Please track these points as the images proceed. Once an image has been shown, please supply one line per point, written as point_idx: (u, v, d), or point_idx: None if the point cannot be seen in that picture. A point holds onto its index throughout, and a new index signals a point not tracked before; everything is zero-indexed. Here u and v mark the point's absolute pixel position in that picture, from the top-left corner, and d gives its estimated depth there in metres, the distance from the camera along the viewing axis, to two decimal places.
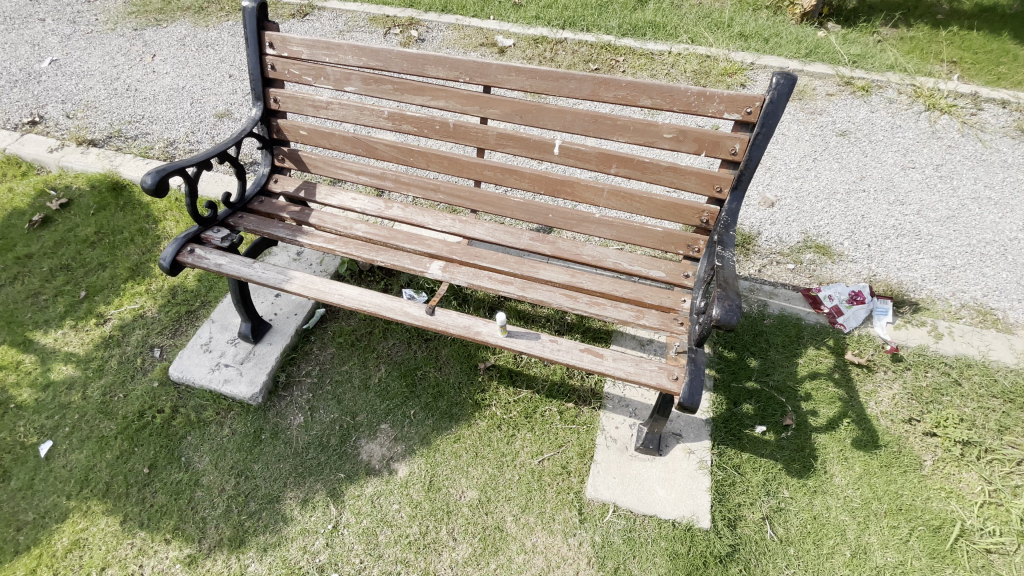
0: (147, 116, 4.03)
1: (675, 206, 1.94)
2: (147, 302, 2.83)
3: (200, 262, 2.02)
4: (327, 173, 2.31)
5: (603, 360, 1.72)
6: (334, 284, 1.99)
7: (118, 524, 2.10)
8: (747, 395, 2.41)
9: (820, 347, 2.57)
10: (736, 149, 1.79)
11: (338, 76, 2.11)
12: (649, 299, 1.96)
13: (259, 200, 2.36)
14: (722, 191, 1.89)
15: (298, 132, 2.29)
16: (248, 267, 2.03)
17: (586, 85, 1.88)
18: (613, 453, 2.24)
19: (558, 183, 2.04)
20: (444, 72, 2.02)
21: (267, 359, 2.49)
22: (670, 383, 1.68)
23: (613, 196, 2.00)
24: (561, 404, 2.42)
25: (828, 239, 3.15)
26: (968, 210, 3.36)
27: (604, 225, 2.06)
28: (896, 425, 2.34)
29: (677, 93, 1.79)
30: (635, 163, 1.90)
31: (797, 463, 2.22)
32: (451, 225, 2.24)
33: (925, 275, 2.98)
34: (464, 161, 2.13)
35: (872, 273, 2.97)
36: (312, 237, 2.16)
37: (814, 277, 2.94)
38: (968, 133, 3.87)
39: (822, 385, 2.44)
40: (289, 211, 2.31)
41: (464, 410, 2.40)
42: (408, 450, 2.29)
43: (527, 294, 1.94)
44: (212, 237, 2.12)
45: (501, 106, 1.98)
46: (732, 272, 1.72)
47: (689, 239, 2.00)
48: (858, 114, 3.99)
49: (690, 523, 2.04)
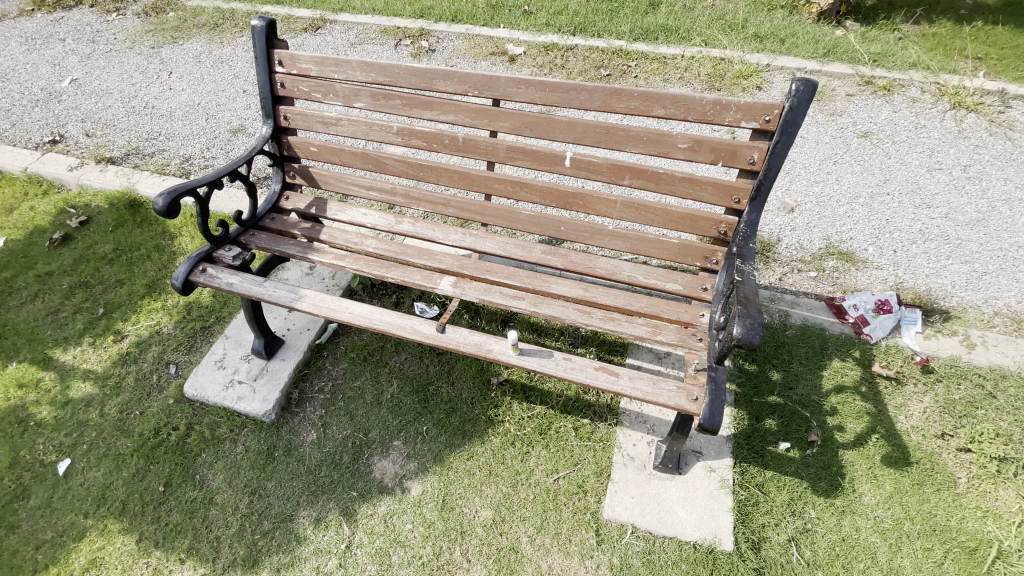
0: (163, 132, 4.10)
1: (691, 217, 1.88)
2: (163, 318, 2.86)
3: (212, 282, 2.01)
4: (338, 189, 2.30)
5: (619, 379, 1.66)
6: (345, 301, 1.96)
7: (134, 543, 2.11)
8: (770, 410, 2.33)
9: (846, 358, 2.47)
10: (755, 158, 1.73)
11: (347, 92, 2.10)
12: (666, 313, 1.88)
13: (271, 217, 2.35)
14: (740, 202, 1.81)
15: (308, 149, 2.28)
16: (258, 286, 2.01)
17: (597, 96, 1.83)
18: (631, 472, 2.17)
19: (569, 196, 2.00)
20: (452, 86, 1.98)
21: (280, 375, 2.48)
22: (689, 404, 1.60)
23: (627, 207, 1.94)
24: (577, 420, 2.36)
25: (851, 245, 3.02)
26: (999, 212, 3.22)
27: (618, 238, 2.00)
28: (927, 441, 2.25)
29: (692, 102, 1.72)
30: (649, 174, 1.85)
31: (824, 481, 2.13)
32: (461, 239, 2.19)
33: (956, 281, 2.84)
34: (474, 174, 2.09)
35: (898, 280, 2.83)
36: (322, 254, 2.14)
37: (837, 284, 2.82)
38: (996, 131, 3.73)
39: (848, 399, 2.35)
40: (301, 228, 2.30)
41: (477, 426, 2.37)
42: (421, 468, 2.25)
43: (539, 310, 1.90)
44: (224, 255, 2.11)
45: (511, 119, 1.95)
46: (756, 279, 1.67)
47: (707, 251, 1.93)
48: (880, 114, 3.87)
49: (712, 546, 1.95)
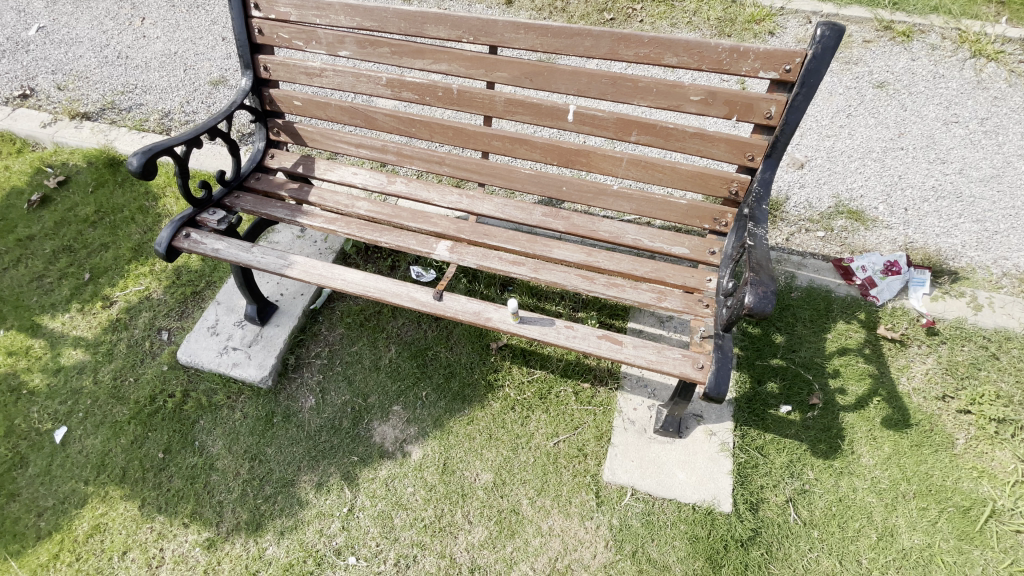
0: (139, 85, 3.86)
1: (701, 176, 1.78)
2: (152, 283, 2.78)
3: (196, 248, 1.92)
4: (325, 147, 2.17)
5: (623, 348, 1.61)
6: (337, 268, 1.87)
7: (136, 508, 2.12)
8: (772, 372, 2.30)
9: (851, 321, 2.43)
10: (772, 112, 1.61)
11: (331, 40, 1.93)
12: (671, 279, 1.81)
13: (256, 177, 2.22)
14: (754, 159, 1.70)
15: (291, 103, 2.12)
16: (245, 252, 1.91)
17: (603, 43, 1.68)
18: (631, 436, 2.16)
19: (572, 153, 1.88)
20: (445, 32, 1.81)
21: (275, 341, 2.43)
22: (694, 372, 1.56)
23: (633, 165, 1.83)
24: (577, 384, 2.34)
25: (862, 203, 2.92)
26: (1014, 168, 3.11)
27: (624, 198, 1.90)
28: (928, 403, 2.24)
29: (707, 49, 1.58)
30: (658, 129, 1.73)
31: (824, 443, 2.13)
32: (458, 201, 2.07)
33: (966, 240, 2.76)
34: (470, 131, 1.95)
35: (908, 240, 2.75)
36: (312, 217, 2.04)
37: (846, 245, 2.73)
38: (1018, 81, 3.55)
39: (851, 361, 2.33)
40: (288, 189, 2.18)
41: (476, 391, 2.34)
42: (421, 432, 2.25)
43: (540, 276, 1.83)
44: (208, 219, 2.01)
45: (509, 69, 1.80)
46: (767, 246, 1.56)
47: (716, 212, 1.83)
48: (897, 62, 3.67)
49: (711, 507, 1.97)
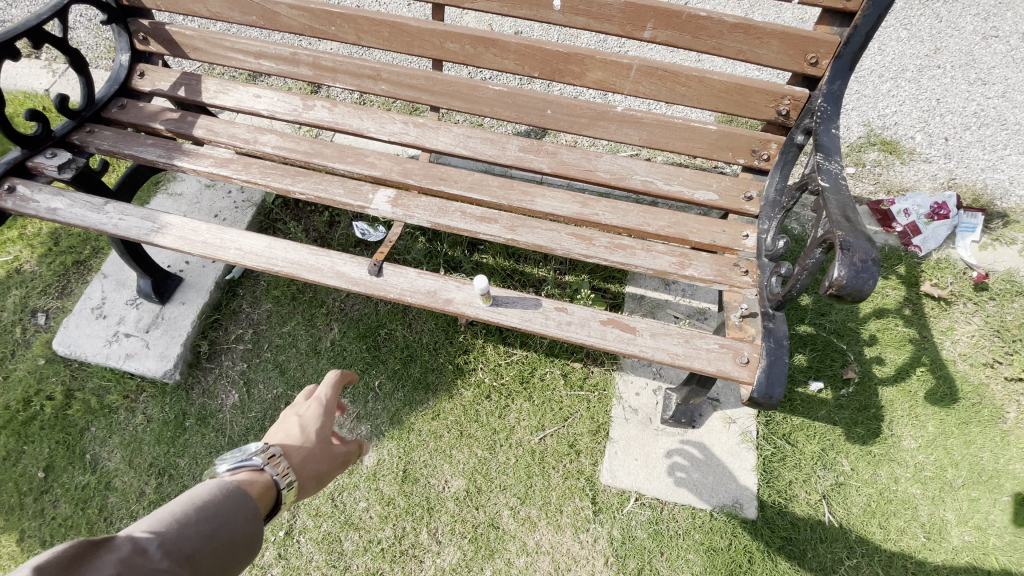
0: None
1: (740, 89, 1.27)
2: (21, 252, 2.16)
3: (24, 207, 1.34)
4: (214, 59, 1.56)
5: (633, 338, 1.16)
6: (229, 232, 1.33)
7: (9, 546, 1.65)
8: (799, 343, 1.92)
9: (888, 276, 2.04)
10: None
11: None
12: (696, 235, 1.33)
13: (121, 104, 1.60)
14: (816, 63, 1.21)
15: None
16: (94, 211, 1.35)
17: None
18: (633, 428, 1.77)
19: (559, 59, 1.33)
20: None
21: (180, 324, 1.90)
22: (737, 370, 1.12)
23: (644, 76, 1.31)
24: (566, 365, 1.91)
25: (895, 132, 2.45)
26: None
27: (630, 124, 1.38)
28: (976, 371, 1.90)
29: None
30: (683, 19, 1.20)
31: (861, 426, 1.79)
32: (402, 131, 1.49)
33: (1014, 176, 2.36)
34: (415, 28, 1.38)
35: (950, 176, 2.32)
36: (197, 159, 1.47)
37: (880, 183, 2.29)
38: None
39: (890, 325, 1.96)
40: (167, 120, 1.58)
41: (442, 377, 1.89)
42: (375, 432, 1.80)
43: (517, 236, 1.33)
44: (44, 164, 1.42)
45: None
46: (847, 206, 1.02)
47: (756, 141, 1.34)
48: None
49: (732, 514, 1.62)
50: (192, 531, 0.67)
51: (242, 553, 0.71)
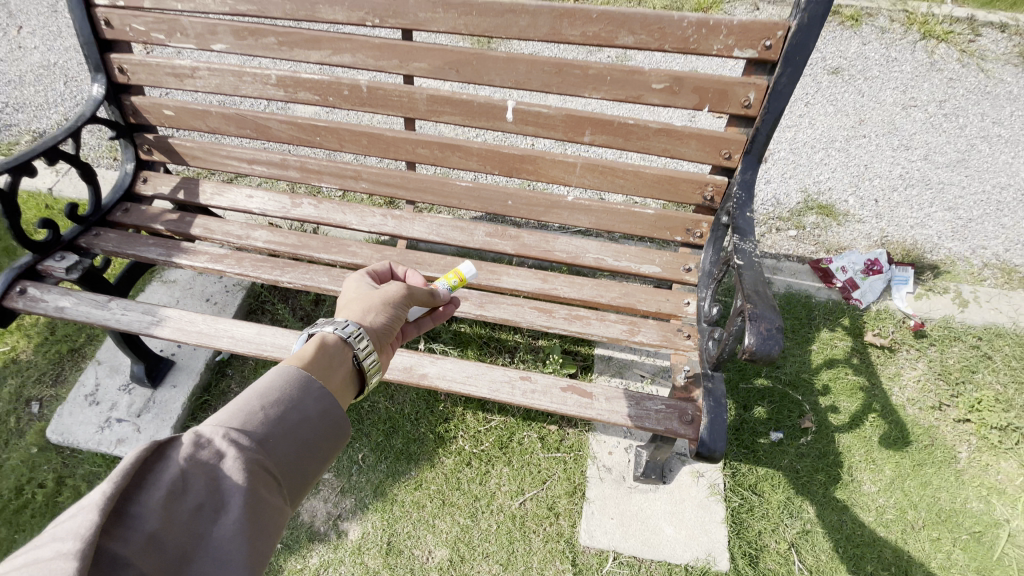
0: (7, 101, 3.27)
1: (670, 180, 1.47)
2: (18, 342, 2.25)
3: (35, 307, 1.46)
4: (210, 165, 1.74)
5: (592, 402, 1.31)
6: (223, 321, 1.47)
7: None
8: (759, 396, 2.04)
9: (835, 328, 2.20)
10: (751, 98, 1.30)
11: (199, 30, 1.49)
12: (644, 305, 1.51)
13: (124, 209, 1.77)
14: (731, 157, 1.41)
15: (160, 113, 1.67)
16: (100, 308, 1.49)
17: (541, 21, 1.33)
18: (608, 487, 1.85)
19: (516, 159, 1.54)
20: (343, 14, 1.41)
21: (171, 407, 1.98)
22: (682, 427, 1.26)
23: (588, 171, 1.52)
24: (543, 428, 2.01)
25: (831, 196, 2.72)
26: (980, 150, 2.94)
27: (580, 211, 1.58)
28: (925, 414, 2.02)
29: (669, 23, 1.27)
30: (615, 126, 1.41)
31: (822, 473, 1.88)
32: (381, 223, 1.68)
33: (941, 231, 2.56)
34: (390, 137, 1.59)
35: (883, 234, 2.55)
36: (194, 255, 1.63)
37: (820, 243, 2.52)
38: (968, 62, 3.49)
39: (841, 374, 2.10)
40: (166, 220, 1.74)
41: (424, 447, 1.97)
42: (359, 505, 1.86)
43: (485, 312, 1.50)
44: (53, 267, 1.56)
45: (428, 58, 1.42)
46: (755, 282, 1.20)
47: (689, 222, 1.54)
48: (850, 46, 3.54)
49: (706, 567, 1.69)
50: (279, 414, 0.73)
51: (335, 426, 0.77)
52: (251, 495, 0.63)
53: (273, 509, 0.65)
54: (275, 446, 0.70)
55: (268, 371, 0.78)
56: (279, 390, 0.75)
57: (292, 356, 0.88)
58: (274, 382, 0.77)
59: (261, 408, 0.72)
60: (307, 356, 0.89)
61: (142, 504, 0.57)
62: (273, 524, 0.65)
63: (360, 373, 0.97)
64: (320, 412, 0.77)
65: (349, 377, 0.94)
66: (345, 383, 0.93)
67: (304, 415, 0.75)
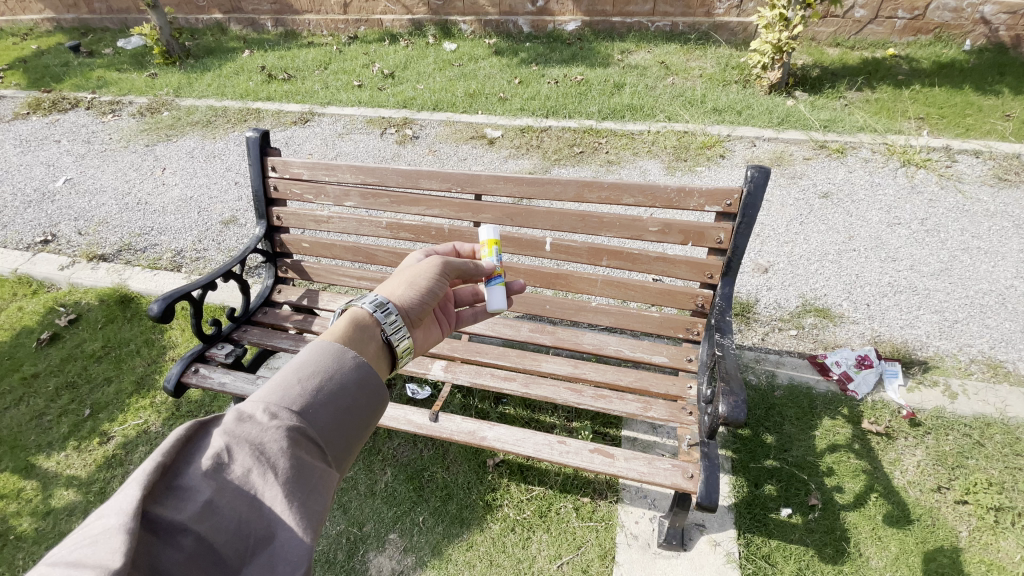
0: (155, 227, 4.21)
1: (669, 292, 1.98)
2: (152, 416, 2.81)
3: (204, 381, 2.02)
4: (329, 281, 2.38)
5: (615, 461, 1.69)
6: None
7: None
8: (768, 474, 2.32)
9: (836, 416, 2.50)
10: (722, 238, 1.85)
11: (337, 193, 2.20)
12: (655, 388, 1.93)
13: (263, 311, 2.40)
14: (713, 277, 1.92)
15: (301, 245, 2.37)
16: (250, 384, 2.00)
17: (570, 188, 1.97)
18: (635, 552, 2.12)
19: (552, 276, 2.10)
20: (437, 184, 2.10)
21: None
22: (686, 482, 1.62)
23: (608, 285, 2.04)
24: (577, 500, 2.32)
25: (826, 300, 3.14)
26: (960, 261, 3.39)
27: (602, 313, 2.08)
28: (926, 496, 2.23)
29: (657, 190, 1.87)
30: (625, 255, 1.96)
31: (830, 547, 2.09)
32: None
33: (929, 331, 2.94)
34: None
35: (875, 334, 2.93)
36: None
37: (818, 342, 2.90)
38: (947, 185, 4.00)
39: (843, 458, 2.35)
40: (292, 320, 2.35)
41: (474, 513, 2.31)
42: (419, 562, 2.17)
43: (530, 391, 1.94)
44: (217, 353, 2.15)
45: (492, 211, 2.08)
46: (727, 368, 1.65)
47: (687, 322, 2.01)
48: (837, 174, 4.15)
49: None
50: (315, 387, 0.91)
51: (368, 392, 0.98)
52: (294, 458, 0.81)
53: (316, 466, 0.84)
54: (313, 417, 0.88)
55: (305, 350, 0.96)
56: (313, 366, 0.94)
57: (331, 331, 1.07)
58: (309, 359, 0.96)
59: (299, 383, 0.91)
60: (343, 332, 1.09)
61: (191, 477, 0.76)
62: (319, 481, 0.84)
63: (389, 347, 1.19)
64: (356, 383, 0.97)
65: (381, 348, 1.15)
66: (377, 353, 1.14)
67: (338, 387, 0.93)
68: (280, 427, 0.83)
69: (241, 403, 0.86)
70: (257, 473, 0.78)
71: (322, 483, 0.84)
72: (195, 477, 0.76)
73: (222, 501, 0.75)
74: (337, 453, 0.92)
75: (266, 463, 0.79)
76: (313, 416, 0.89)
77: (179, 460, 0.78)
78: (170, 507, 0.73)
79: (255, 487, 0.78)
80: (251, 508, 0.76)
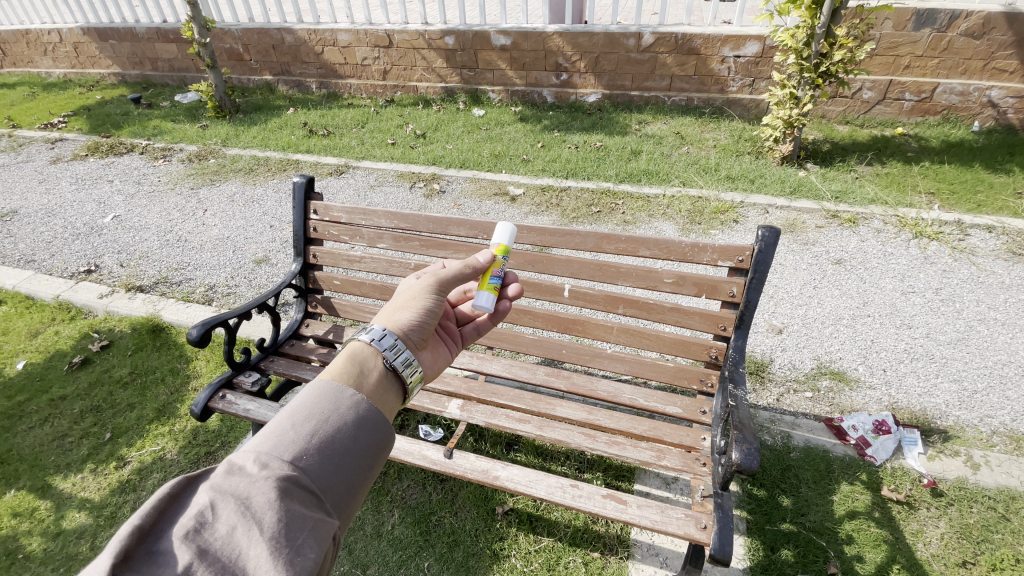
0: (192, 263, 4.44)
1: (683, 342, 2.04)
2: (168, 444, 2.86)
3: (230, 407, 2.08)
4: (355, 317, 2.50)
5: (627, 508, 1.70)
6: None
7: None
8: (785, 539, 2.26)
9: (854, 482, 2.44)
10: (734, 291, 1.92)
11: (372, 235, 2.39)
12: (669, 437, 1.94)
13: (290, 343, 2.52)
14: (727, 329, 1.97)
15: (333, 282, 2.52)
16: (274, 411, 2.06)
17: (589, 240, 2.09)
18: None
19: (569, 322, 2.18)
20: (464, 231, 2.24)
21: None
22: (699, 532, 1.61)
23: (623, 332, 2.11)
24: (586, 554, 2.26)
25: (842, 364, 3.15)
26: (977, 331, 3.39)
27: (617, 360, 2.14)
28: (951, 571, 2.13)
29: (672, 244, 1.98)
30: (641, 304, 2.04)
31: None
32: (469, 361, 2.34)
33: (948, 399, 2.90)
34: None
35: (893, 400, 2.90)
36: None
37: (834, 405, 2.88)
38: (960, 257, 4.06)
39: (863, 526, 2.28)
40: (317, 353, 2.44)
41: (481, 561, 2.27)
42: None
43: (544, 433, 1.97)
44: (243, 381, 2.24)
45: (515, 258, 2.21)
46: (742, 419, 1.68)
47: (702, 373, 2.05)
48: (850, 243, 4.25)
49: None
50: (310, 432, 0.93)
51: (368, 436, 0.99)
52: (283, 511, 0.82)
53: (309, 516, 0.85)
54: (308, 466, 0.90)
55: (303, 391, 0.99)
56: (309, 410, 0.96)
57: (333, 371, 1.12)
58: (306, 403, 0.98)
59: (293, 429, 0.93)
60: (344, 369, 1.13)
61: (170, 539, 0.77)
62: (314, 532, 0.84)
63: (395, 373, 1.22)
64: (354, 426, 0.99)
65: (385, 374, 1.17)
66: (383, 381, 1.17)
67: (333, 432, 0.95)
68: (269, 478, 0.84)
69: (234, 454, 0.88)
70: (242, 530, 0.79)
71: (316, 534, 0.84)
72: (174, 539, 0.77)
73: (204, 561, 0.75)
74: (335, 501, 0.92)
75: (252, 518, 0.80)
76: (307, 465, 0.90)
77: (159, 521, 0.80)
78: (148, 571, 0.73)
79: (242, 544, 0.78)
80: (234, 569, 0.76)
